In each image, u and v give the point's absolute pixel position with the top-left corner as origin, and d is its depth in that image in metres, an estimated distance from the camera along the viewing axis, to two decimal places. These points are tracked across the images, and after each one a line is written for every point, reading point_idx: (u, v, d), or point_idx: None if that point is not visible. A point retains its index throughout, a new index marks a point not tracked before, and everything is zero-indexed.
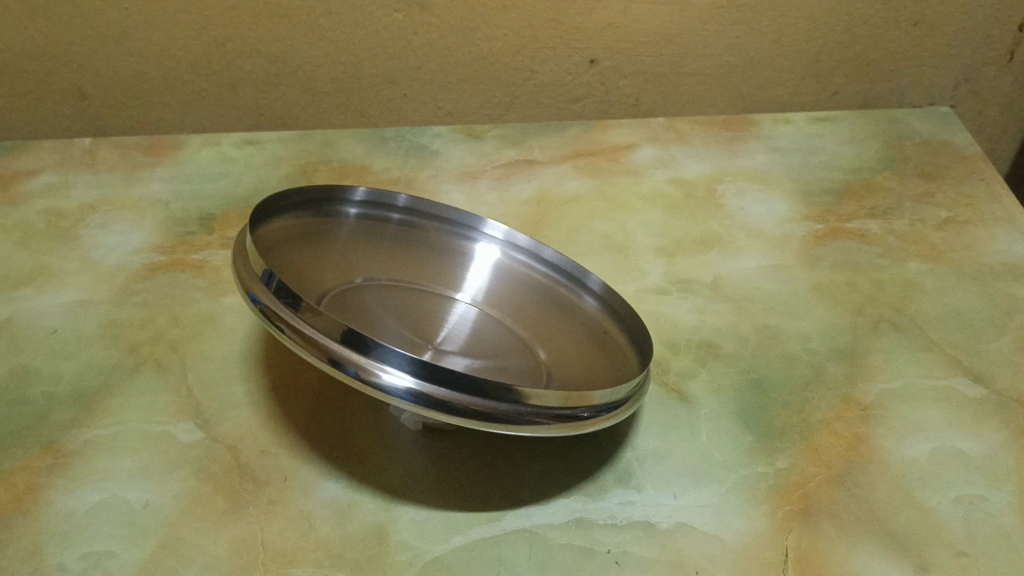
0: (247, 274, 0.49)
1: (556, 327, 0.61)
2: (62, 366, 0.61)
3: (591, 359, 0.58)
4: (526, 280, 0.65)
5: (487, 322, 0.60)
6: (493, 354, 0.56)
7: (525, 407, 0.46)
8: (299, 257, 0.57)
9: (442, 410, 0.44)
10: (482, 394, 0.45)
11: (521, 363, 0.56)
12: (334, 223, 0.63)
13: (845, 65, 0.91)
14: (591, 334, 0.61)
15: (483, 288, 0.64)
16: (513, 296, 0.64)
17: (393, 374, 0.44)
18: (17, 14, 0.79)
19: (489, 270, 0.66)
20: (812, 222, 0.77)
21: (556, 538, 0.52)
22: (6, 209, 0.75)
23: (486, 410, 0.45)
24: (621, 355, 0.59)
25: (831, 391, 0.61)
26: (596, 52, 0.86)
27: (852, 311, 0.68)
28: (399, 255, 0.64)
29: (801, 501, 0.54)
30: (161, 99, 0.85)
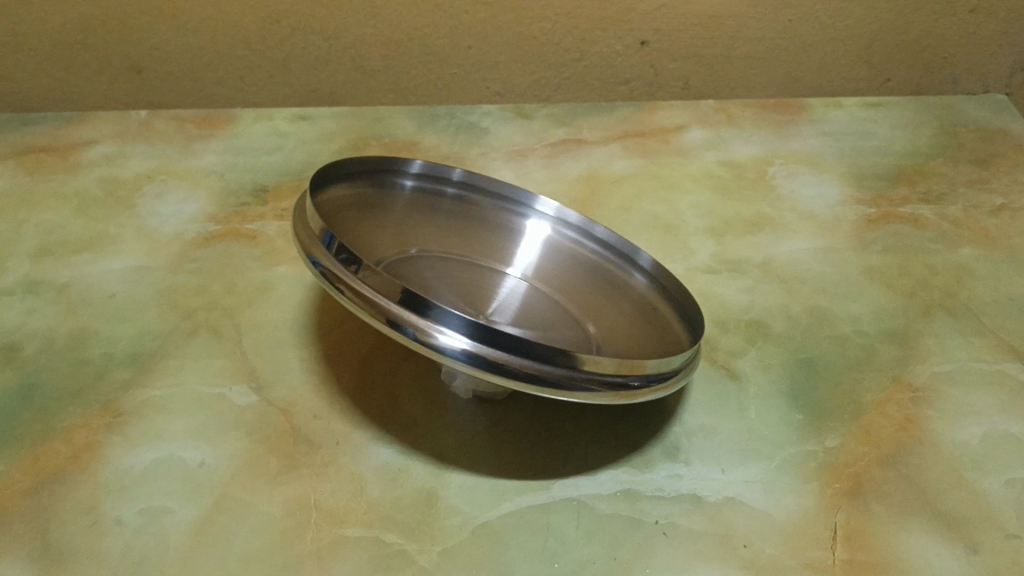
0: (308, 238, 0.50)
1: (607, 301, 0.61)
2: (119, 329, 0.63)
3: (642, 331, 0.58)
4: (576, 255, 0.65)
5: (538, 294, 0.60)
6: (544, 324, 0.56)
7: (579, 372, 0.46)
8: (356, 225, 0.57)
9: (497, 373, 0.45)
10: (537, 358, 0.45)
11: (573, 333, 0.56)
12: (389, 194, 0.64)
13: (899, 51, 0.91)
14: (641, 307, 0.61)
15: (534, 262, 0.64)
16: (563, 270, 0.64)
17: (449, 336, 0.45)
18: None
19: (539, 245, 0.66)
20: (864, 206, 0.77)
21: (604, 508, 0.52)
22: (66, 176, 0.77)
23: (541, 374, 0.45)
24: (671, 330, 0.59)
25: (882, 372, 0.61)
26: (647, 35, 0.86)
27: (903, 294, 0.67)
28: (452, 228, 0.64)
29: (850, 479, 0.54)
30: (215, 74, 0.86)
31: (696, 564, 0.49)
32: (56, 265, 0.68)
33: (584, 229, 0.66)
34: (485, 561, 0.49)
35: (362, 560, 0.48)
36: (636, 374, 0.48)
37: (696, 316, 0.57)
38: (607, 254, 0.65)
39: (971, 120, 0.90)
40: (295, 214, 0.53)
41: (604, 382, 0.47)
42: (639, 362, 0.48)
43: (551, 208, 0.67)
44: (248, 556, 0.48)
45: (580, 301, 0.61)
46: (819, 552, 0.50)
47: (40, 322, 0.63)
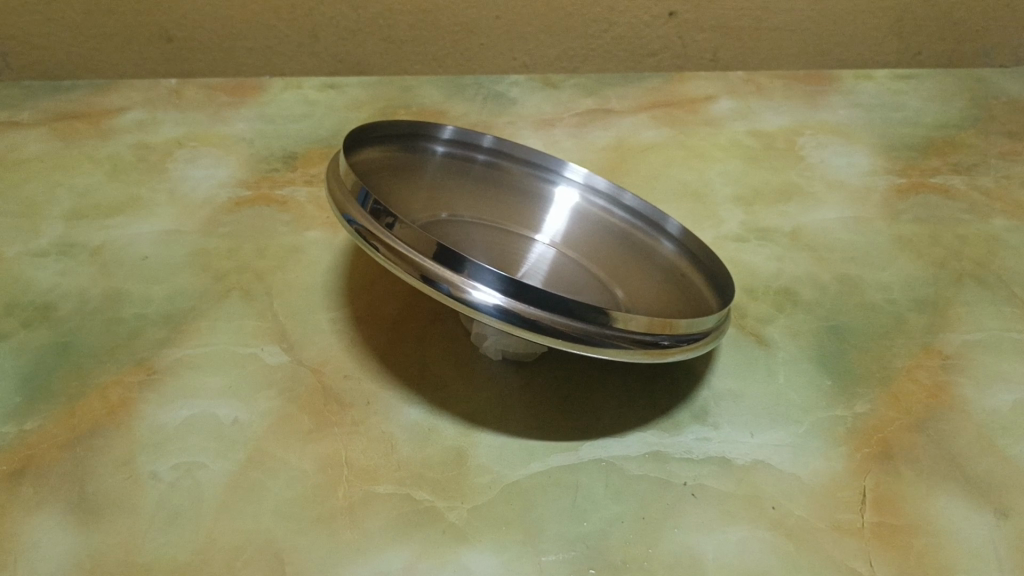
0: (343, 197, 0.50)
1: (635, 265, 0.61)
2: (152, 289, 0.63)
3: (672, 295, 0.58)
4: (604, 222, 0.65)
5: (567, 260, 0.61)
6: (573, 288, 0.57)
7: (610, 330, 0.46)
8: (388, 188, 0.57)
9: (530, 328, 0.45)
10: (569, 314, 0.45)
11: (604, 296, 0.56)
12: (419, 159, 0.64)
13: (931, 23, 0.90)
14: (670, 272, 0.61)
15: (562, 229, 0.64)
16: (591, 236, 0.64)
17: (483, 292, 0.45)
18: None
19: (567, 212, 0.66)
20: (894, 176, 0.76)
21: (633, 469, 0.52)
22: (97, 142, 0.78)
23: (574, 331, 0.45)
24: (700, 295, 0.59)
25: (912, 340, 0.61)
26: (675, 5, 0.86)
27: (934, 263, 0.67)
28: (483, 193, 0.64)
29: (879, 444, 0.54)
30: (244, 44, 0.87)
31: (725, 525, 0.49)
32: (90, 228, 0.68)
33: (612, 197, 0.66)
34: (515, 517, 0.49)
35: (394, 514, 0.48)
36: (665, 333, 0.48)
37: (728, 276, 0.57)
38: (635, 221, 0.65)
39: (1004, 93, 0.89)
40: (328, 174, 0.53)
41: (635, 341, 0.47)
42: (670, 321, 0.48)
43: (579, 176, 0.67)
44: (281, 509, 0.48)
45: (609, 266, 0.61)
46: (849, 514, 0.50)
47: (75, 283, 0.63)
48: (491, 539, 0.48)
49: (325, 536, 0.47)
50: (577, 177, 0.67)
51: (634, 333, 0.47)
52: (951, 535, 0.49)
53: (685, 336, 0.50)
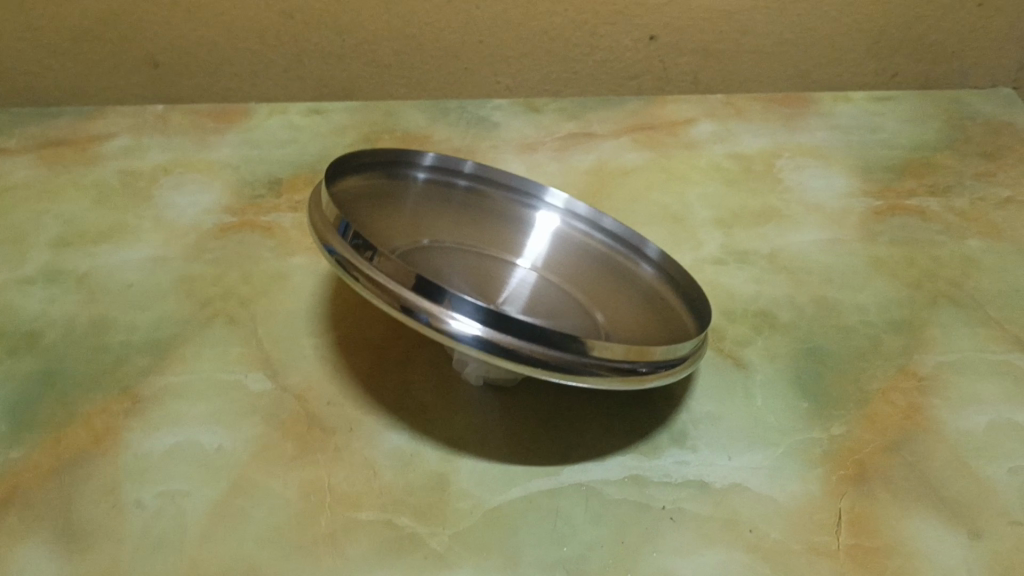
0: (324, 227, 0.51)
1: (615, 289, 0.62)
2: (138, 316, 0.64)
3: (651, 318, 0.59)
4: (585, 246, 0.66)
5: (548, 284, 0.61)
6: (554, 312, 0.57)
7: (588, 358, 0.47)
8: (370, 215, 0.58)
9: (509, 357, 0.46)
10: (547, 343, 0.46)
11: (584, 320, 0.57)
12: (402, 186, 0.65)
13: (907, 45, 0.91)
14: (649, 295, 0.62)
15: (543, 253, 0.65)
16: (573, 260, 0.65)
17: (462, 322, 0.46)
18: None
19: (549, 236, 0.67)
20: (871, 198, 0.78)
21: (612, 493, 0.53)
22: (84, 169, 0.79)
23: (552, 360, 0.46)
24: (678, 318, 0.59)
25: (888, 361, 0.62)
26: (656, 29, 0.87)
27: (910, 285, 0.68)
28: (464, 218, 0.65)
29: (855, 466, 0.55)
30: (230, 69, 0.87)
31: (703, 548, 0.50)
32: (76, 255, 0.69)
33: (592, 222, 0.67)
34: (496, 542, 0.50)
35: (376, 540, 0.49)
36: (641, 359, 0.49)
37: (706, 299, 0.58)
38: (616, 245, 0.66)
39: (979, 114, 0.90)
40: (310, 203, 0.54)
41: (611, 368, 0.48)
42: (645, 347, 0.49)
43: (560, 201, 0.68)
44: (264, 536, 0.49)
45: (590, 289, 0.61)
46: (825, 537, 0.51)
47: (61, 310, 0.64)
48: (472, 565, 0.48)
49: (308, 563, 0.48)
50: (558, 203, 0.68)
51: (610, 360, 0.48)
52: (925, 557, 0.50)
53: (661, 361, 0.51)
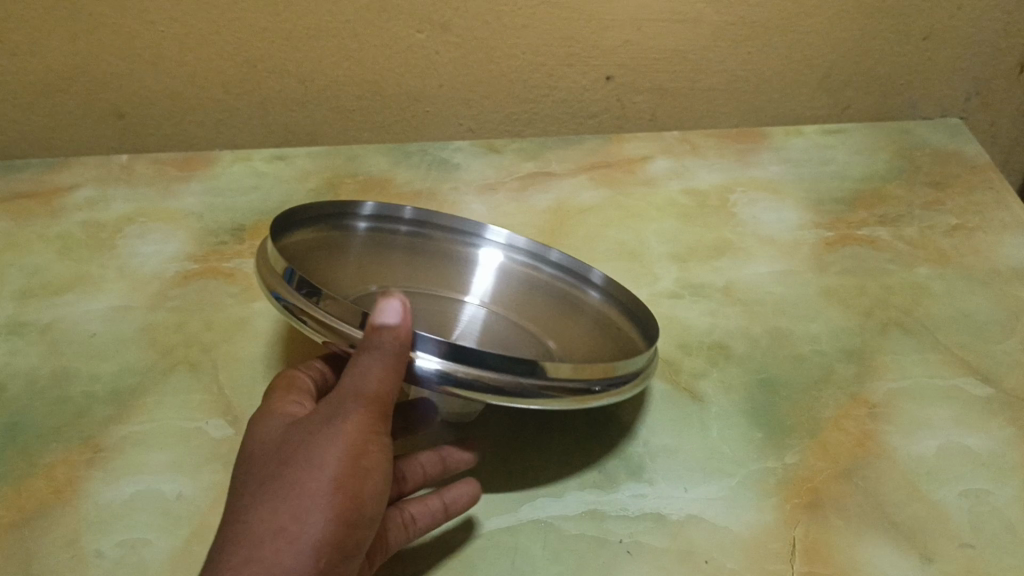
0: (270, 275, 0.52)
1: (565, 319, 0.63)
2: (100, 366, 0.65)
3: (602, 345, 0.60)
4: (533, 280, 0.67)
5: (499, 318, 0.62)
6: (506, 345, 0.58)
7: (544, 380, 0.48)
8: (318, 268, 0.59)
9: (469, 389, 0.47)
10: (501, 370, 0.47)
11: (536, 351, 0.58)
12: (351, 240, 0.66)
13: (857, 79, 0.93)
14: (600, 323, 0.63)
15: (493, 290, 0.66)
16: (522, 296, 0.65)
17: (422, 357, 0.47)
18: (56, 44, 0.81)
19: (497, 274, 0.68)
20: (823, 229, 0.79)
21: (571, 529, 0.54)
22: (49, 221, 0.79)
23: (509, 386, 0.47)
24: (629, 342, 0.61)
25: (840, 390, 0.63)
26: (612, 70, 0.89)
27: (861, 314, 0.70)
28: (412, 264, 0.66)
29: (809, 493, 0.56)
30: (194, 118, 0.89)
31: None
32: (40, 307, 0.70)
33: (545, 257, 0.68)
34: None
35: None
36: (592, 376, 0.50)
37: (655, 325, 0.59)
38: (569, 280, 0.67)
39: (929, 143, 0.93)
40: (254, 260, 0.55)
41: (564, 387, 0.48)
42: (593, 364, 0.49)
43: (512, 241, 0.68)
44: None
45: (542, 323, 0.62)
46: (779, 565, 0.51)
47: (23, 363, 0.65)
48: None
49: None
50: (510, 242, 0.68)
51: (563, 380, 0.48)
52: None
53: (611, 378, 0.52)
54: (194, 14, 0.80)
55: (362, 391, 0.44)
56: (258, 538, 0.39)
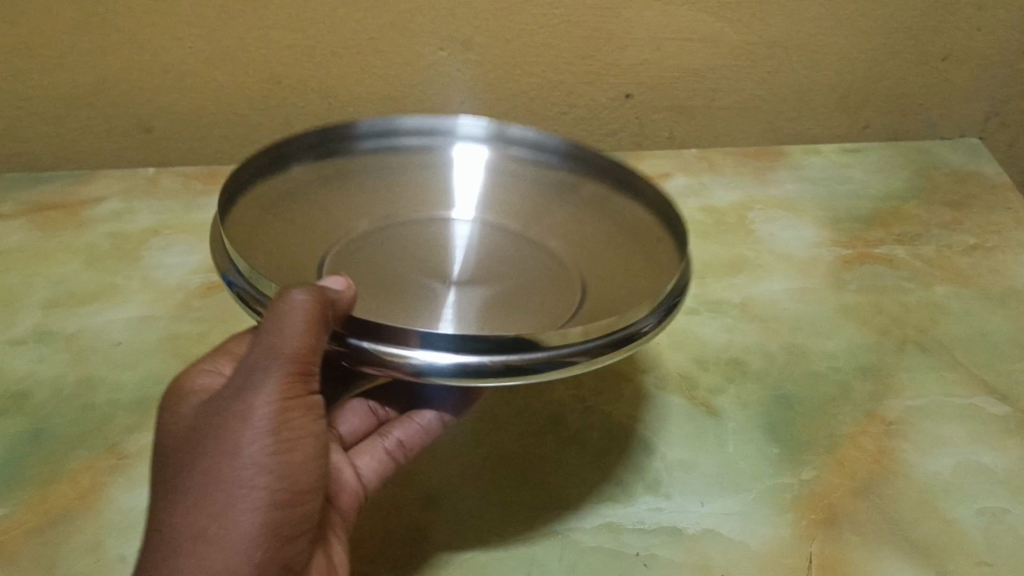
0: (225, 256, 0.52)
1: (582, 233, 0.64)
2: (125, 374, 0.66)
3: (620, 260, 0.60)
4: (549, 181, 0.68)
5: (514, 247, 0.64)
6: (515, 280, 0.60)
7: (566, 348, 0.46)
8: (314, 223, 0.62)
9: (490, 377, 0.45)
10: (517, 349, 0.46)
11: (525, 285, 0.59)
12: (359, 160, 0.67)
13: (874, 99, 0.93)
14: (617, 227, 0.63)
15: (509, 205, 0.67)
16: (537, 208, 0.67)
17: (431, 356, 0.45)
18: (87, 54, 0.81)
19: (510, 180, 0.68)
20: (841, 247, 0.79)
21: (587, 541, 0.54)
22: (76, 232, 0.81)
23: (530, 364, 0.46)
24: (650, 242, 0.60)
25: (856, 407, 0.63)
26: (631, 88, 0.88)
27: (878, 331, 0.70)
28: (424, 192, 0.68)
29: (825, 510, 0.56)
30: (219, 133, 0.88)
31: None
32: (66, 316, 0.71)
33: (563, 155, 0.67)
34: None
35: None
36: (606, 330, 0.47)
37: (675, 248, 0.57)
38: (586, 176, 0.67)
39: (946, 163, 0.93)
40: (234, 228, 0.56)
41: (582, 347, 0.47)
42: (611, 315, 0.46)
43: (526, 136, 0.68)
44: None
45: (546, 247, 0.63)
46: None
47: (49, 370, 0.66)
48: None
49: None
50: (525, 139, 0.68)
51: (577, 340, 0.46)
52: None
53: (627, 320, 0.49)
54: (216, 33, 0.81)
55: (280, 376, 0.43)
56: (197, 521, 0.41)
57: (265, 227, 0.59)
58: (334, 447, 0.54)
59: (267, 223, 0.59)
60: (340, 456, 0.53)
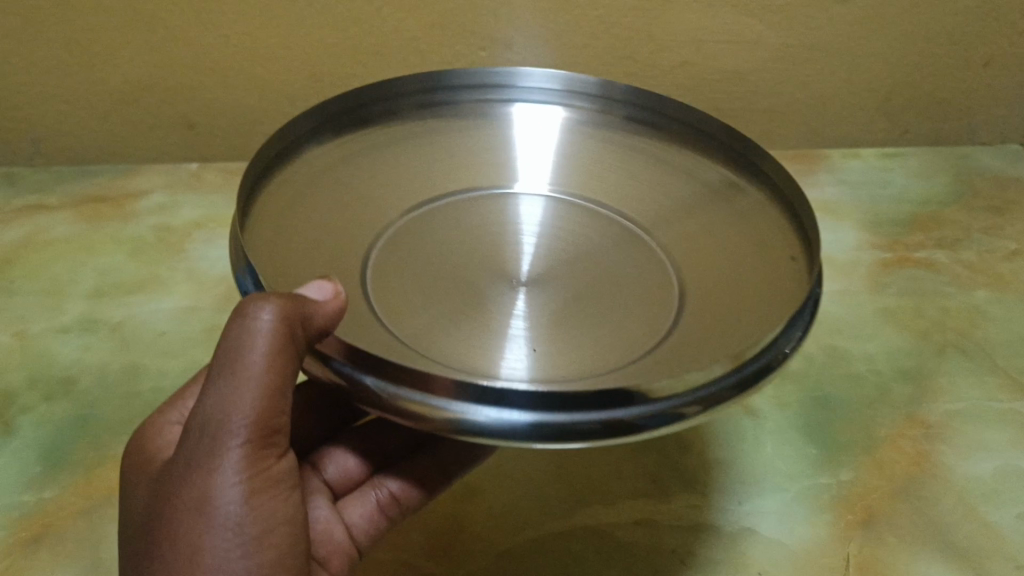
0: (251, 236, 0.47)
1: (678, 204, 0.57)
2: (168, 364, 0.67)
3: (724, 236, 0.53)
4: (645, 146, 0.61)
5: (600, 217, 0.57)
6: (599, 258, 0.53)
7: (658, 403, 0.38)
8: (374, 183, 0.57)
9: (565, 439, 0.38)
10: (602, 405, 0.38)
11: (612, 261, 0.53)
12: (423, 119, 0.61)
13: (917, 104, 0.92)
14: (719, 200, 0.56)
15: (599, 167, 0.60)
16: (631, 171, 0.60)
17: (493, 413, 0.37)
18: (126, 54, 0.81)
19: (601, 140, 0.62)
20: (880, 250, 0.79)
21: (623, 536, 0.54)
22: (122, 225, 0.83)
23: (616, 424, 0.38)
24: (763, 224, 0.53)
25: (895, 409, 0.63)
26: (670, 90, 0.87)
27: (918, 334, 0.69)
28: (503, 149, 0.61)
29: (863, 511, 0.56)
30: (261, 130, 0.88)
31: None
32: (112, 305, 0.73)
33: (659, 112, 0.61)
34: None
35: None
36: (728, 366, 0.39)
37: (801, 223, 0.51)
38: (688, 143, 0.60)
39: (988, 171, 0.93)
40: (276, 197, 0.51)
41: (699, 393, 0.39)
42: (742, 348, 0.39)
43: (618, 91, 0.61)
44: None
45: (635, 220, 0.56)
46: None
47: (94, 358, 0.67)
48: None
49: None
50: (615, 95, 0.61)
51: (695, 385, 0.39)
52: None
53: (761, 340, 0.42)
54: (255, 32, 0.80)
55: (244, 416, 0.41)
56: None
57: (311, 197, 0.53)
58: (320, 494, 0.55)
59: (314, 195, 0.53)
60: (321, 503, 0.54)
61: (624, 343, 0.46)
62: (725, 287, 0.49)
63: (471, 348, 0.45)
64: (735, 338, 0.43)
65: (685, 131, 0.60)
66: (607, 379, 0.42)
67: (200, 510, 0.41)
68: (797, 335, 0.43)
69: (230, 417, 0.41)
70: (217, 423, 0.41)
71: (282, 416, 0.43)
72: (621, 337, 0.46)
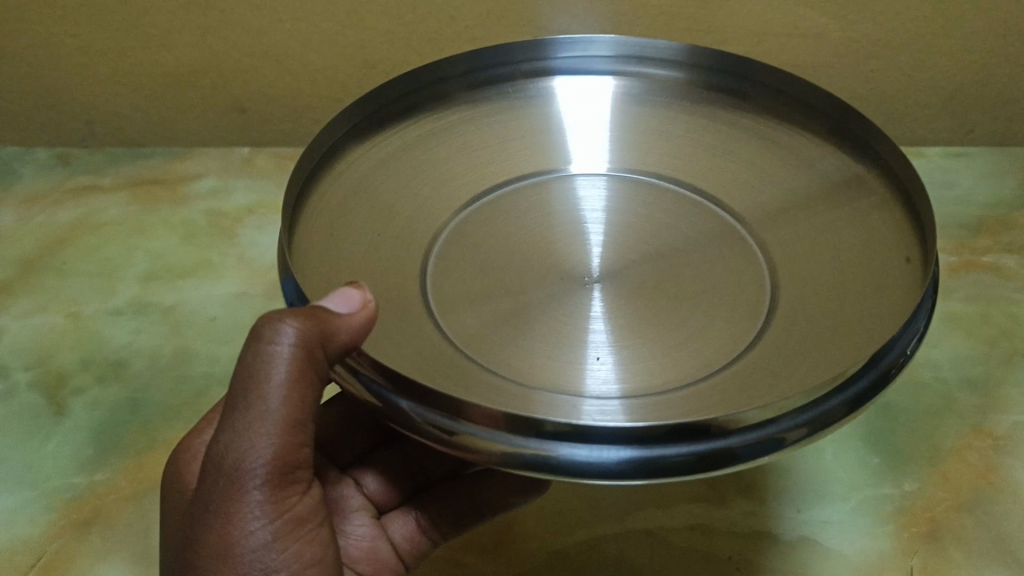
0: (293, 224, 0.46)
1: (779, 184, 0.54)
2: (218, 349, 0.67)
3: (833, 222, 0.50)
4: (745, 117, 0.57)
5: (688, 201, 0.55)
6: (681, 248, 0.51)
7: (748, 438, 0.37)
8: (439, 164, 0.56)
9: (655, 474, 0.36)
10: (693, 438, 0.36)
11: (695, 254, 0.51)
12: (482, 97, 0.59)
13: (987, 103, 0.89)
14: (830, 181, 0.53)
15: (694, 140, 0.58)
16: (727, 145, 0.57)
17: (570, 448, 0.36)
18: (181, 38, 0.81)
19: (699, 110, 0.59)
20: (946, 254, 0.77)
21: (678, 542, 0.53)
22: (174, 208, 0.83)
23: (708, 456, 0.36)
24: (879, 214, 0.49)
25: (961, 419, 0.61)
26: None
27: (985, 342, 0.67)
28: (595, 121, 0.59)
29: (927, 524, 0.54)
30: (312, 116, 0.87)
31: None
32: (163, 289, 0.73)
33: (750, 79, 0.57)
34: None
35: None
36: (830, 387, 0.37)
37: (899, 232, 0.48)
38: (799, 117, 0.56)
39: None
40: (326, 180, 0.52)
41: (798, 420, 0.37)
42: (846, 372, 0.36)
43: (708, 58, 0.58)
44: None
45: (718, 203, 0.54)
46: None
47: (146, 341, 0.67)
48: None
49: None
50: (701, 61, 0.58)
51: (794, 412, 0.37)
52: None
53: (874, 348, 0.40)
54: (310, 17, 0.79)
55: (262, 456, 0.40)
56: None
57: (366, 190, 0.53)
58: (363, 510, 0.56)
59: (378, 184, 0.54)
60: (364, 520, 0.55)
61: (698, 352, 0.45)
62: (816, 293, 0.47)
63: (540, 354, 0.45)
64: (835, 360, 0.42)
65: (778, 100, 0.57)
66: (695, 411, 0.41)
67: (224, 559, 0.40)
68: (908, 342, 0.41)
69: (248, 458, 0.40)
70: (234, 466, 0.40)
71: (302, 452, 0.42)
72: (704, 344, 0.45)
